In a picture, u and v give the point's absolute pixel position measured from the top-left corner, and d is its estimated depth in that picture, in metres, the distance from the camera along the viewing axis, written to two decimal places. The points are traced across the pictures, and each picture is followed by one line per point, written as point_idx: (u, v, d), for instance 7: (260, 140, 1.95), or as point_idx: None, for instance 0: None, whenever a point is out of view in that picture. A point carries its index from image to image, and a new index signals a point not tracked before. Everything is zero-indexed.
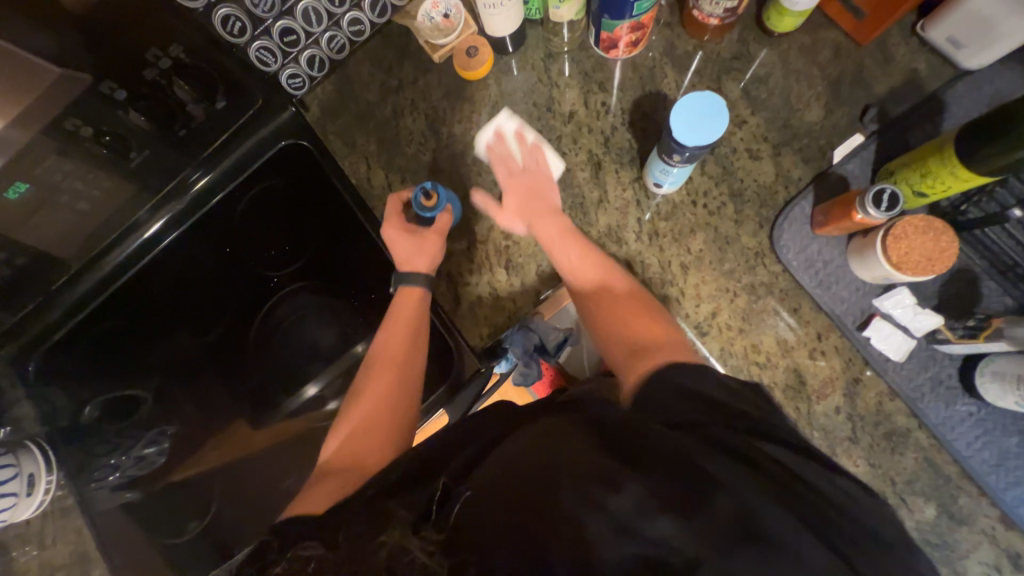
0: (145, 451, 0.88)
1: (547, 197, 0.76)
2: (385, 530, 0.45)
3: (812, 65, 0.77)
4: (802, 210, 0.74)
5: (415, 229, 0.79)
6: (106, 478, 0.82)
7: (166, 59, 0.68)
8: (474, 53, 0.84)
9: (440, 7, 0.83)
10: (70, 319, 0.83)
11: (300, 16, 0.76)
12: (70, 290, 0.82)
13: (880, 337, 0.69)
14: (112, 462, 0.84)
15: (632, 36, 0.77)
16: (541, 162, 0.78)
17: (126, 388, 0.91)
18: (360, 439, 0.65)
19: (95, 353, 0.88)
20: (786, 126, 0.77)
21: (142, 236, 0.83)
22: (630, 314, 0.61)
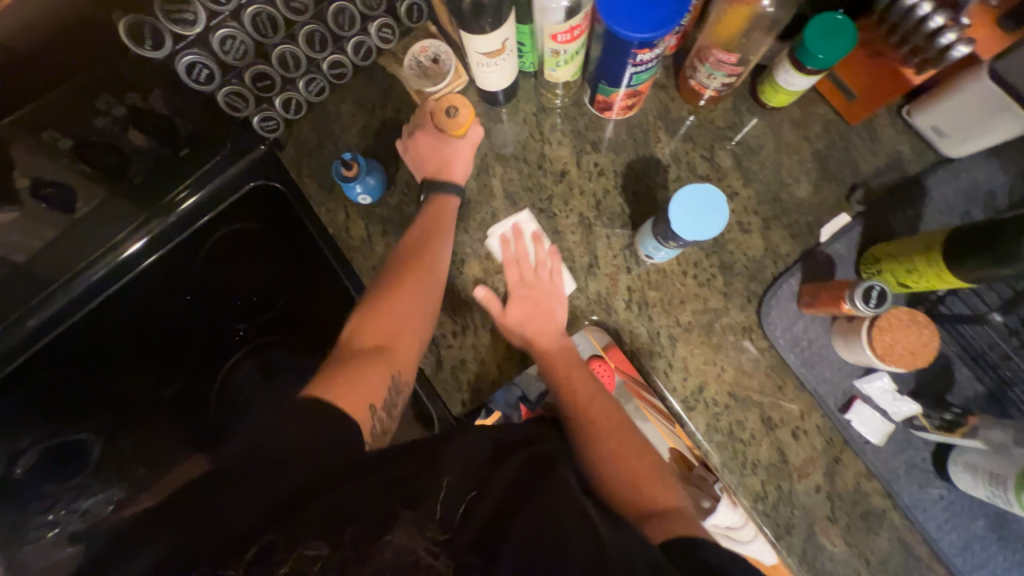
0: (88, 503, 0.82)
1: (547, 285, 0.76)
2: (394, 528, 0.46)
3: (802, 140, 0.78)
4: (789, 288, 0.74)
5: (445, 140, 0.77)
6: (44, 535, 0.78)
7: (119, 106, 0.63)
8: (453, 114, 0.74)
9: (429, 51, 0.79)
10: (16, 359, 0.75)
11: (277, 60, 0.70)
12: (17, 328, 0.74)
13: (860, 420, 0.70)
14: (51, 518, 0.79)
15: (628, 101, 0.75)
16: (554, 272, 0.77)
17: (67, 433, 0.82)
18: (381, 316, 0.68)
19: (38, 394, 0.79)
20: (777, 201, 0.77)
21: (116, 258, 0.75)
22: (622, 434, 0.64)
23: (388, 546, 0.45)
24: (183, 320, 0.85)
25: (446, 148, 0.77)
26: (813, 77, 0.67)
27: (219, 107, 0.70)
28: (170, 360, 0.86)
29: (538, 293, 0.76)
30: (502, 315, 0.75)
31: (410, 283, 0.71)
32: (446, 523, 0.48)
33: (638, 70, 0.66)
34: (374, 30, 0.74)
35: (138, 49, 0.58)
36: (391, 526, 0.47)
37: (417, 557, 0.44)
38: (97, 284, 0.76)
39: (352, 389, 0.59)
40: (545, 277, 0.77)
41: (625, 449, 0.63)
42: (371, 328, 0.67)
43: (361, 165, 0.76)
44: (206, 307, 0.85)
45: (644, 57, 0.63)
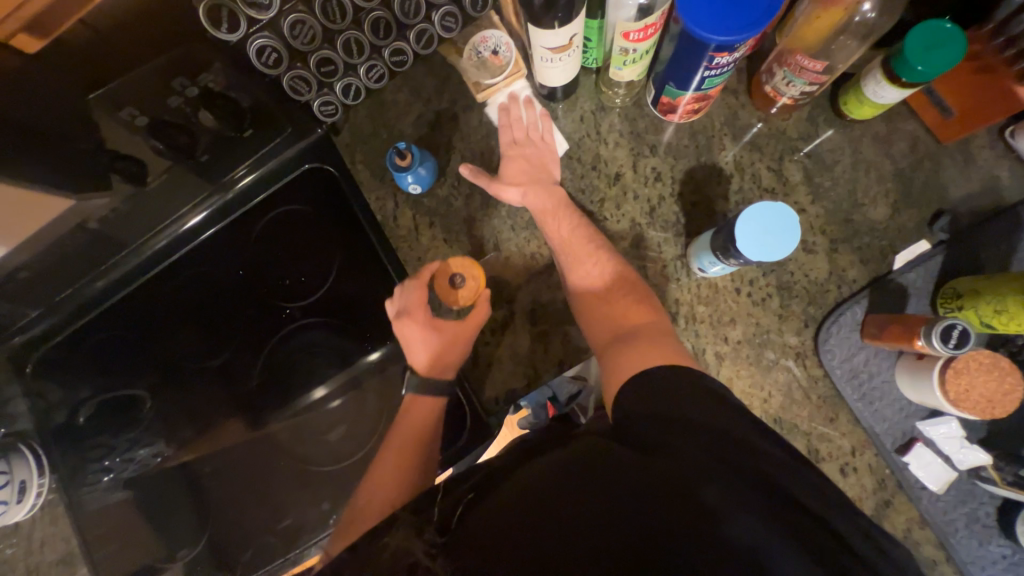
0: (138, 453, 0.88)
1: (544, 143, 0.78)
2: (389, 535, 0.53)
3: (884, 158, 0.72)
4: (853, 315, 0.69)
5: (440, 325, 0.75)
6: (99, 480, 0.84)
7: (193, 87, 0.66)
8: (460, 283, 0.75)
9: (489, 43, 0.79)
10: (83, 315, 0.81)
11: (342, 46, 0.70)
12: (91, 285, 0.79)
13: (919, 464, 0.66)
14: (105, 464, 0.85)
15: (694, 105, 0.71)
16: (546, 132, 0.78)
17: (124, 387, 0.88)
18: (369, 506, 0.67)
19: (101, 350, 0.85)
20: (848, 221, 0.72)
21: (183, 228, 0.78)
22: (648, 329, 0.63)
23: (385, 550, 0.52)
24: (232, 294, 0.88)
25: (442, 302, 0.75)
26: (907, 90, 0.61)
27: (283, 89, 0.72)
28: (217, 332, 0.90)
29: (537, 153, 0.78)
30: (498, 189, 0.75)
31: (405, 424, 0.73)
32: (442, 526, 0.51)
33: (711, 74, 0.62)
34: (437, 18, 0.73)
35: (214, 32, 0.62)
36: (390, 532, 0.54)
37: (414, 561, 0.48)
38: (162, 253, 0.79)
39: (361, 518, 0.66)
40: (539, 141, 0.78)
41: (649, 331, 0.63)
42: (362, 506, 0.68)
43: (414, 156, 0.76)
44: (257, 284, 0.88)
45: (721, 61, 0.59)
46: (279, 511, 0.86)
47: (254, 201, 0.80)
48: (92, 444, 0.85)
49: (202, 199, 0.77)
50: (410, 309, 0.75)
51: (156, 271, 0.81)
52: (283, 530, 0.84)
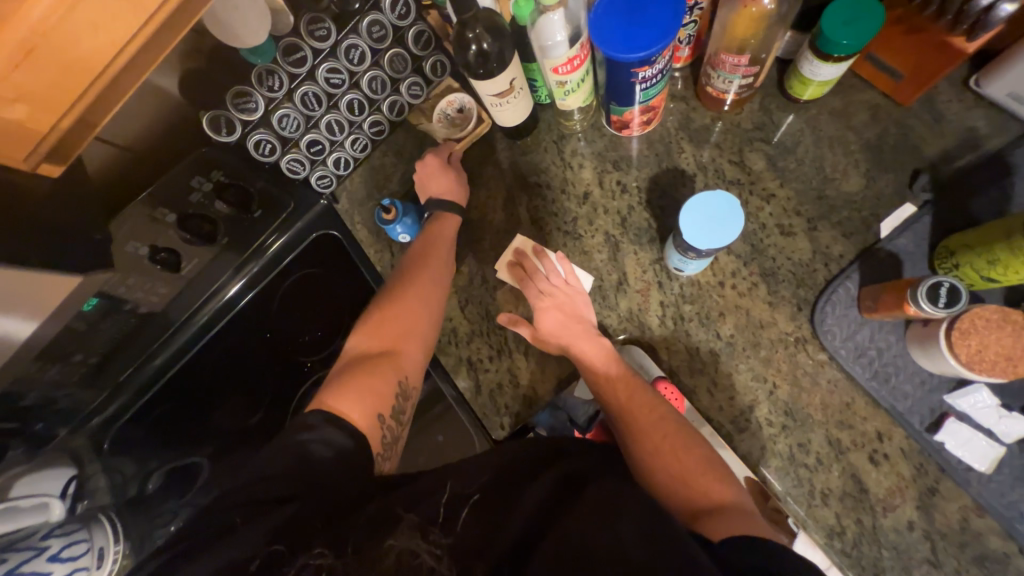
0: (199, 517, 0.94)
1: (566, 286, 0.75)
2: (395, 534, 0.47)
3: (846, 131, 0.71)
4: (847, 291, 0.67)
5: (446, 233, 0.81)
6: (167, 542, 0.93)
7: (208, 182, 0.78)
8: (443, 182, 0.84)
9: (454, 104, 0.87)
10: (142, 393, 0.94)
11: (325, 128, 0.82)
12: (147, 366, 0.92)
13: (958, 443, 0.60)
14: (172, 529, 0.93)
15: (645, 117, 0.75)
16: (569, 275, 0.76)
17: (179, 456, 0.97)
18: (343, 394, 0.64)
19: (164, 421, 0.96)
20: (822, 198, 0.71)
21: (218, 300, 0.86)
22: (668, 441, 0.59)
23: (390, 551, 0.45)
24: (262, 357, 0.96)
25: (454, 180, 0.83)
26: (842, 64, 0.63)
27: (283, 172, 0.86)
28: (250, 395, 0.98)
29: (561, 299, 0.75)
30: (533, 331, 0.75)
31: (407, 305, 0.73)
32: (449, 528, 0.48)
33: (644, 86, 0.67)
34: (404, 89, 0.84)
35: (216, 136, 0.74)
36: (393, 532, 0.47)
37: (420, 561, 0.45)
38: (204, 325, 0.88)
39: (358, 388, 0.64)
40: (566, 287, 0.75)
41: (669, 446, 0.59)
42: (375, 334, 0.71)
43: (399, 210, 0.85)
44: (282, 347, 0.97)
45: (647, 74, 0.64)
46: None
47: (284, 262, 0.88)
48: (159, 509, 0.95)
49: (239, 270, 0.86)
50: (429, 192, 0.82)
51: (201, 338, 0.89)
52: None
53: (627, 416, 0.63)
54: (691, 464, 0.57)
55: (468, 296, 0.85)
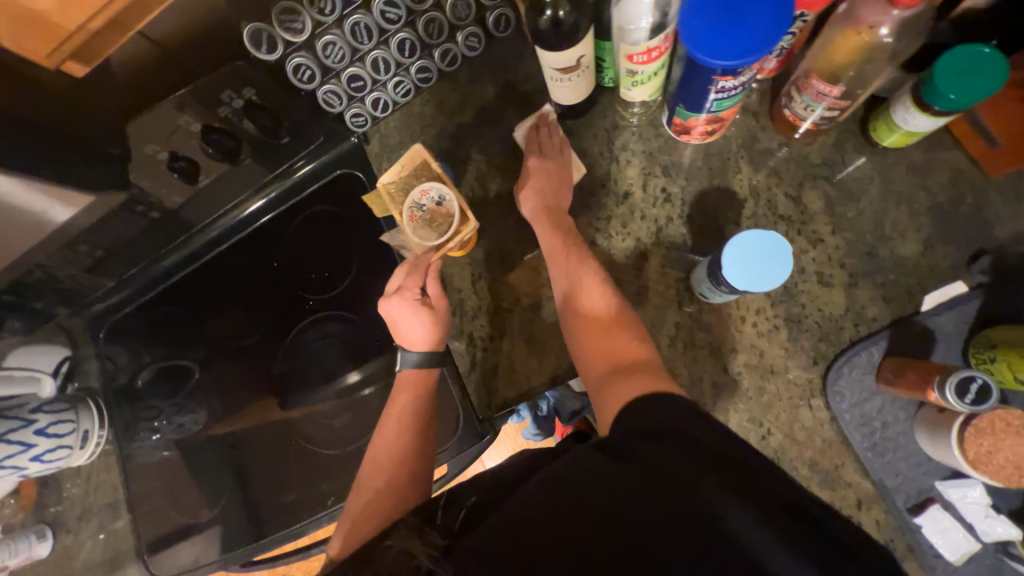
0: (181, 420, 0.97)
1: (561, 173, 0.77)
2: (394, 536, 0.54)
3: (919, 189, 0.66)
4: (869, 357, 0.64)
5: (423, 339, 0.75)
6: (149, 437, 0.96)
7: (239, 99, 0.74)
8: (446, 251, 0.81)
9: (430, 193, 0.79)
10: (144, 293, 0.95)
11: (370, 64, 0.77)
12: (157, 265, 0.93)
13: (934, 529, 0.59)
14: (155, 425, 0.97)
15: (709, 127, 0.70)
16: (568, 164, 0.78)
17: (167, 359, 0.97)
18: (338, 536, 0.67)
19: (162, 322, 0.96)
20: (871, 255, 0.67)
21: (241, 214, 0.90)
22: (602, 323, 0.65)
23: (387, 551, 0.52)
24: (268, 283, 0.95)
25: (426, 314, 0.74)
26: (940, 119, 0.57)
27: (317, 102, 0.79)
28: (244, 320, 0.96)
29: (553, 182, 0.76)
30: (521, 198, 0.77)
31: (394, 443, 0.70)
32: (448, 532, 0.53)
33: (720, 96, 0.61)
34: (461, 38, 0.79)
35: (255, 53, 0.69)
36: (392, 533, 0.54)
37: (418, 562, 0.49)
38: (223, 234, 0.91)
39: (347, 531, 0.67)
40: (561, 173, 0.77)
41: (600, 330, 0.64)
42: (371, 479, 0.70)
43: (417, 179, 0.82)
44: (286, 277, 0.94)
45: (727, 85, 0.58)
46: (286, 485, 0.92)
47: (308, 191, 0.89)
48: (145, 404, 0.97)
49: (261, 187, 0.88)
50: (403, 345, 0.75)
51: (218, 248, 0.92)
52: (289, 502, 0.91)
53: (574, 295, 0.68)
54: (617, 343, 0.63)
55: (482, 271, 0.83)
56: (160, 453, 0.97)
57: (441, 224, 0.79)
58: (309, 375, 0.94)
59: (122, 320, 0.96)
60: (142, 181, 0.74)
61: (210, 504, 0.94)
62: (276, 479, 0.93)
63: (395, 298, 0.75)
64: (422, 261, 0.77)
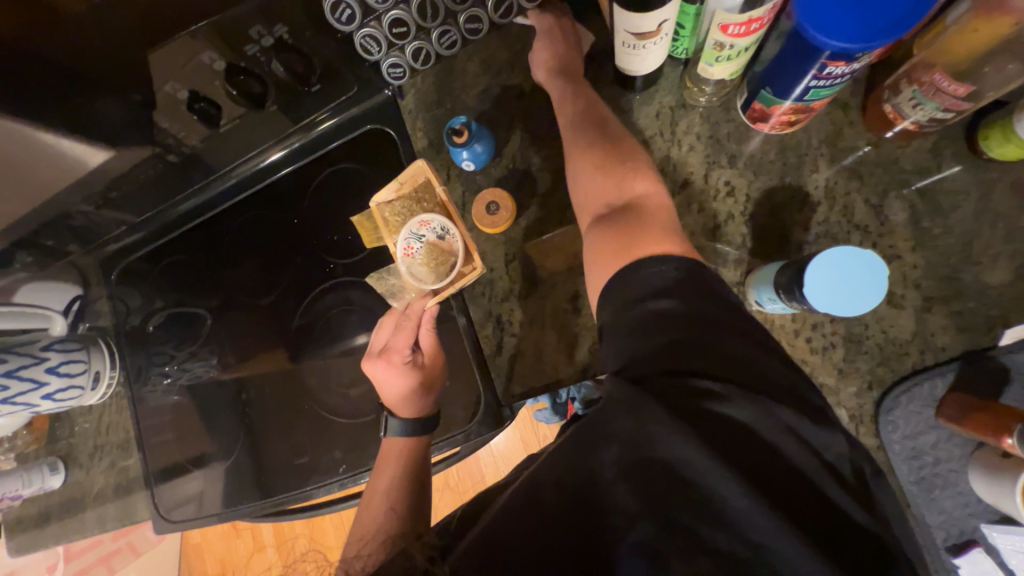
0: (192, 369, 0.95)
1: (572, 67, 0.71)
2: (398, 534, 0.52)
3: (1021, 211, 0.59)
4: (932, 389, 0.59)
5: (405, 399, 0.70)
6: (161, 382, 0.95)
7: (269, 37, 0.64)
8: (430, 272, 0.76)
9: (431, 226, 0.74)
10: (159, 238, 0.91)
11: (415, 8, 0.68)
12: (171, 211, 0.88)
13: (973, 571, 0.57)
14: (166, 370, 0.95)
15: (790, 117, 0.62)
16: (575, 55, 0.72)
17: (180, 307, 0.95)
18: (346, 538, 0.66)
19: (178, 269, 0.94)
20: (952, 279, 0.61)
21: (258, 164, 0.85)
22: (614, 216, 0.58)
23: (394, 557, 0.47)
24: (287, 241, 0.91)
25: (415, 372, 0.70)
26: None
27: (354, 48, 0.72)
28: (261, 277, 0.93)
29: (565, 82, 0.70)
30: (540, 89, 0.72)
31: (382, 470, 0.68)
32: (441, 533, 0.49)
33: (819, 84, 0.53)
34: None
35: None
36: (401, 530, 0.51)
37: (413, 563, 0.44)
38: (240, 184, 0.86)
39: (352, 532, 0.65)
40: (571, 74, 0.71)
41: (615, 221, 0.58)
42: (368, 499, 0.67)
43: (470, 132, 0.73)
44: (306, 235, 0.91)
45: (834, 71, 0.50)
46: (296, 449, 0.91)
47: (333, 145, 0.84)
48: (158, 349, 0.95)
49: (283, 138, 0.83)
50: (394, 410, 0.71)
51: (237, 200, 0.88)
52: (298, 464, 0.90)
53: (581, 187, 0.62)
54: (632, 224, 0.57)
55: (516, 251, 0.78)
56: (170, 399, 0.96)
57: (440, 261, 0.74)
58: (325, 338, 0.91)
59: (137, 262, 0.93)
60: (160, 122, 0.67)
61: (220, 455, 0.94)
62: (286, 439, 0.92)
63: (380, 362, 0.70)
64: (414, 312, 0.71)
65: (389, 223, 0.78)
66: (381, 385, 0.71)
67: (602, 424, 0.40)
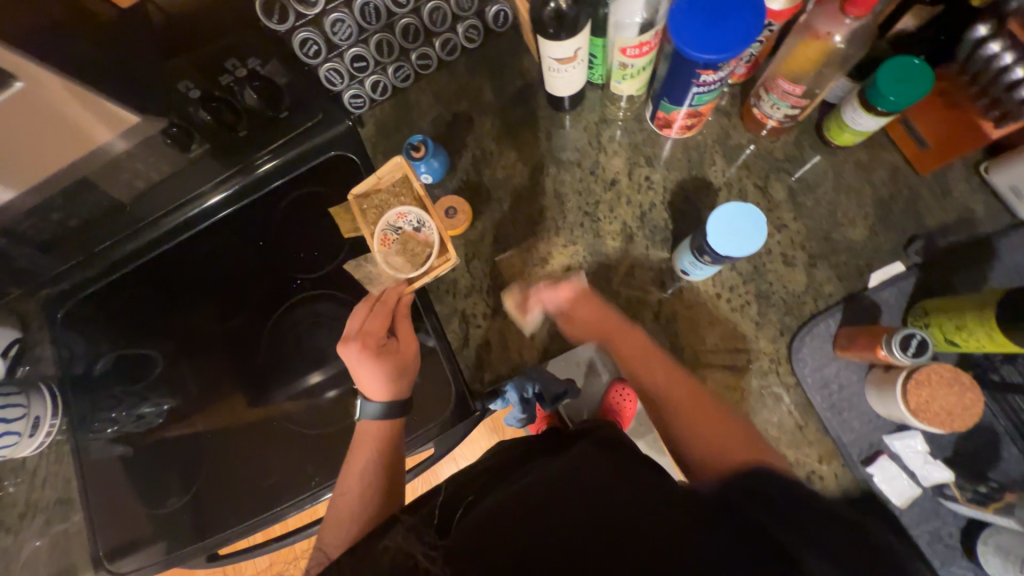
0: (144, 411, 0.88)
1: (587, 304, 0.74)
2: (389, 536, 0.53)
3: (865, 183, 0.76)
4: (826, 328, 0.72)
5: (383, 380, 0.72)
6: (105, 429, 0.88)
7: (242, 69, 0.72)
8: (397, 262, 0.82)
9: (409, 219, 0.82)
10: (107, 277, 0.90)
11: (373, 46, 0.81)
12: (120, 249, 0.89)
13: (884, 477, 0.67)
14: (113, 416, 0.88)
15: (688, 121, 0.77)
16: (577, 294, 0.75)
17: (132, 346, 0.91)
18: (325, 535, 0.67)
19: (131, 305, 0.91)
20: (827, 239, 0.76)
21: (201, 206, 0.89)
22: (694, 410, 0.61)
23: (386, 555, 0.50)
24: (251, 264, 0.91)
25: (392, 358, 0.73)
26: (882, 119, 0.67)
27: (319, 81, 0.83)
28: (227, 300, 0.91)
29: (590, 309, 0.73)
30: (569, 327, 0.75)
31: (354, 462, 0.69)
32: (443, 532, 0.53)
33: (701, 90, 0.68)
34: (462, 30, 0.86)
35: (264, 22, 0.69)
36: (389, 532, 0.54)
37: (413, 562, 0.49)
38: (184, 225, 0.90)
39: (332, 531, 0.66)
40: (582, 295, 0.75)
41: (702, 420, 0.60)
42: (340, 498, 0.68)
43: (428, 149, 0.84)
44: (273, 258, 0.91)
45: (708, 79, 0.65)
46: (266, 468, 0.85)
47: (274, 184, 0.90)
48: (105, 394, 0.89)
49: (223, 181, 0.88)
50: (368, 395, 0.72)
51: (184, 237, 0.90)
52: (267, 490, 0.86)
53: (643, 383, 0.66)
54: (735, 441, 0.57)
55: (476, 251, 0.86)
56: (114, 450, 0.88)
57: (415, 251, 0.82)
58: (294, 361, 0.89)
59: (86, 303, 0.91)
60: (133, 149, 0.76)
61: (177, 494, 0.87)
62: (251, 465, 0.86)
63: (355, 344, 0.72)
64: (391, 298, 0.78)
65: (365, 213, 0.84)
66: (357, 371, 0.72)
67: (609, 500, 0.48)
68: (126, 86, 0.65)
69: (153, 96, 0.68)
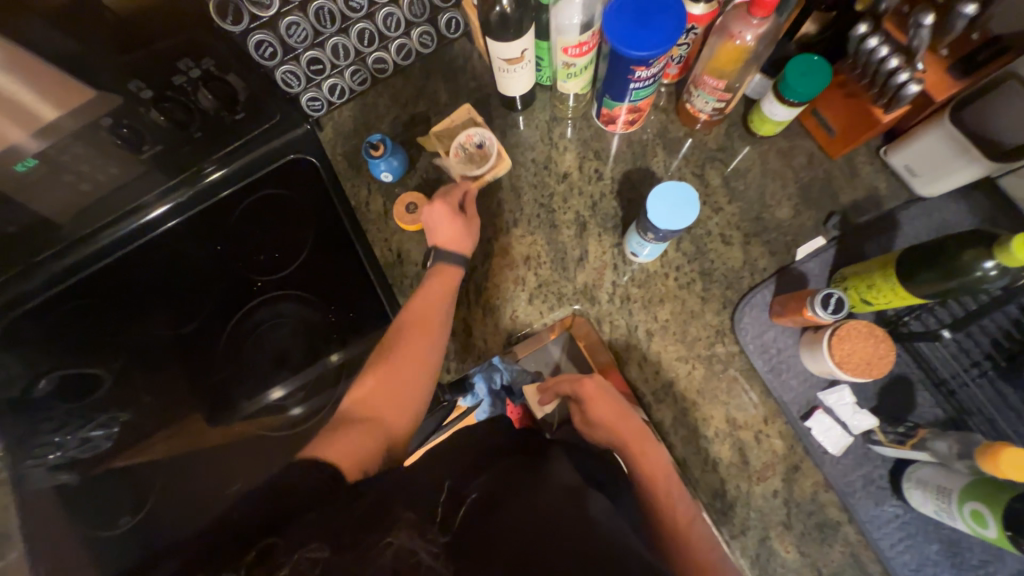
0: (91, 433, 0.79)
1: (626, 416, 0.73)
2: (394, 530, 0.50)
3: (787, 168, 0.85)
4: (762, 298, 0.79)
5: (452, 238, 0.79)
6: (46, 456, 0.75)
7: (196, 69, 0.73)
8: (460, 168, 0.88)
9: (474, 139, 0.88)
10: (38, 295, 0.82)
11: (330, 50, 0.84)
12: (59, 262, 0.82)
13: (821, 429, 0.74)
14: (57, 440, 0.77)
15: (630, 117, 0.84)
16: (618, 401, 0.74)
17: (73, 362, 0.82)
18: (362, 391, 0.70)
19: (71, 319, 0.84)
20: (759, 219, 0.83)
21: (142, 219, 0.84)
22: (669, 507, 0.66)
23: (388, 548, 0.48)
24: (207, 268, 0.89)
25: (462, 224, 0.79)
26: (795, 108, 0.76)
27: (275, 83, 0.85)
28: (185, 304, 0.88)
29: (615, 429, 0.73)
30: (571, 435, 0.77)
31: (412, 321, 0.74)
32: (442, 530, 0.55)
33: (638, 86, 0.75)
34: (415, 35, 0.90)
35: (220, 22, 0.72)
36: (388, 533, 0.50)
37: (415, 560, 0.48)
38: (124, 239, 0.84)
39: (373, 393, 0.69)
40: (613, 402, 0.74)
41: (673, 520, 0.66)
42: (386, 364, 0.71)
43: (386, 148, 0.86)
44: (231, 261, 0.89)
45: (642, 74, 0.72)
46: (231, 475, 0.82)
47: (222, 194, 0.88)
48: (43, 414, 0.77)
49: (166, 191, 0.85)
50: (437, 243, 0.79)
51: (128, 250, 0.85)
52: None
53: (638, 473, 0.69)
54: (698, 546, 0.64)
55: None
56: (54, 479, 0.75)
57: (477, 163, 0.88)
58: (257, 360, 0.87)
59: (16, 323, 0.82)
60: (76, 149, 0.71)
61: (133, 510, 0.79)
62: (214, 476, 0.82)
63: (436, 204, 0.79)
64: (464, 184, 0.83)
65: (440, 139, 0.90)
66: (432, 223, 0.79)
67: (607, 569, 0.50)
68: (65, 81, 0.63)
69: (103, 95, 0.68)
